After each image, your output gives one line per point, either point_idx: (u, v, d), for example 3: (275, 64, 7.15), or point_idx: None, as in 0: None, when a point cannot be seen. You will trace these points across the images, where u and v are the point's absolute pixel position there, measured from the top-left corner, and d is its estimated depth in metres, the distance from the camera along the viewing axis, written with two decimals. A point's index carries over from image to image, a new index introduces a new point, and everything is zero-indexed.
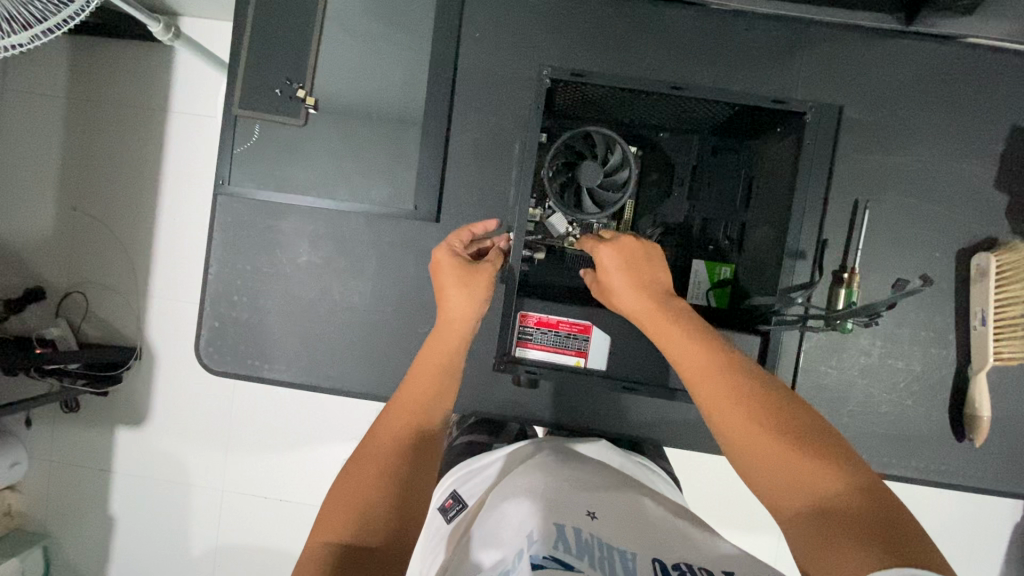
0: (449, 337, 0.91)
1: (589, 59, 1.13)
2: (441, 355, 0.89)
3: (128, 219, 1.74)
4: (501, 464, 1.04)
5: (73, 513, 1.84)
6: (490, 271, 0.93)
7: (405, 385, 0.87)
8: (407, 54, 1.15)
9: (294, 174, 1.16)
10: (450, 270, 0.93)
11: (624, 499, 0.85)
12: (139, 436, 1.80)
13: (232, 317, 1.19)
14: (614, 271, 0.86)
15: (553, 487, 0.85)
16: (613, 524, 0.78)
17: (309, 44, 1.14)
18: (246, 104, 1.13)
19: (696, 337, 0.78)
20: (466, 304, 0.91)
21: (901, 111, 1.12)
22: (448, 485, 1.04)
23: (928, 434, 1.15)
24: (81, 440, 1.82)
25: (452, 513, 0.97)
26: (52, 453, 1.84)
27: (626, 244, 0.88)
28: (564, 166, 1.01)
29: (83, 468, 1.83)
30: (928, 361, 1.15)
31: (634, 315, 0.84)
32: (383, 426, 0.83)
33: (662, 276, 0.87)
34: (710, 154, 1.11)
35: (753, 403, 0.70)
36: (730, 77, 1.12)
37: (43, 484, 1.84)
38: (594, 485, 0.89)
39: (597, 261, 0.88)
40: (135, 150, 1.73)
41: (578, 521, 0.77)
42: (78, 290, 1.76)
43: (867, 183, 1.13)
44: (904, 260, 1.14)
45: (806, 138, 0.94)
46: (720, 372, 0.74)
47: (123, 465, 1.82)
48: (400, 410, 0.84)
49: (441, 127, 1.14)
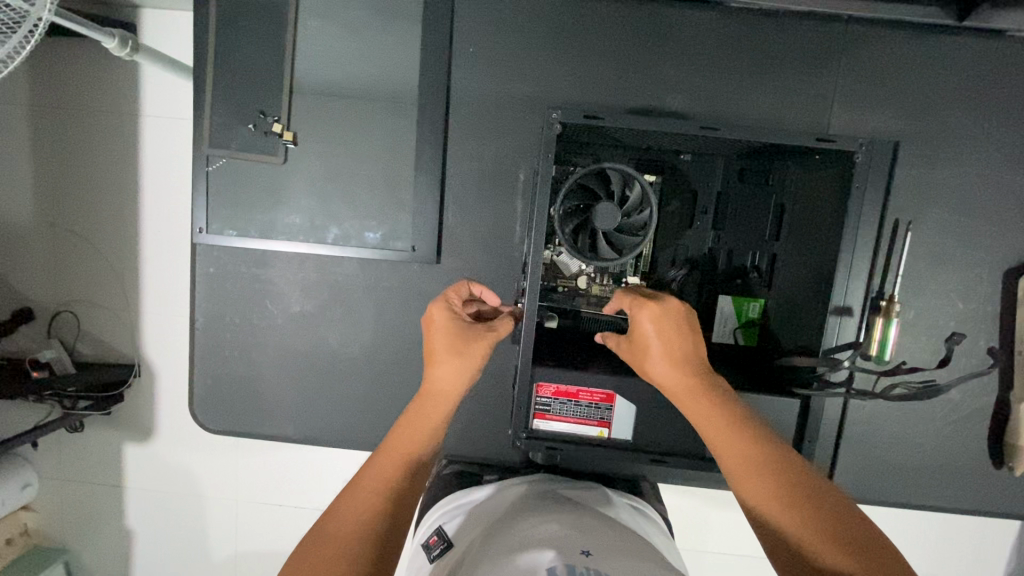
0: (433, 407, 0.77)
1: (595, 77, 1.01)
2: (422, 426, 0.76)
3: (110, 226, 1.31)
4: (493, 499, 0.92)
5: (82, 543, 1.49)
6: (488, 337, 0.79)
7: (376, 459, 0.75)
8: (393, 74, 1.02)
9: (275, 216, 1.06)
10: (441, 332, 0.80)
11: (622, 541, 0.75)
12: (148, 458, 1.41)
13: (226, 373, 1.11)
14: (654, 338, 0.78)
15: (545, 528, 0.75)
16: (610, 564, 0.68)
17: (283, 70, 1.02)
18: (218, 144, 1.03)
19: (736, 427, 0.74)
20: (452, 373, 0.77)
21: (951, 117, 1.00)
22: (434, 521, 0.92)
23: (965, 464, 1.09)
24: (77, 455, 1.43)
25: (435, 551, 0.84)
26: (58, 472, 1.44)
27: (668, 307, 0.80)
28: (576, 207, 0.90)
29: (89, 487, 1.44)
30: (968, 389, 1.07)
31: (667, 392, 0.79)
32: (346, 505, 0.71)
33: (697, 345, 0.81)
34: (737, 179, 0.97)
35: (799, 507, 0.68)
36: (755, 89, 1.00)
37: (50, 508, 1.47)
38: (591, 525, 0.78)
39: (634, 325, 0.80)
40: (102, 142, 1.28)
41: (570, 560, 0.67)
42: (66, 307, 1.35)
43: (911, 199, 1.02)
44: (946, 284, 1.04)
45: (855, 182, 0.84)
46: (763, 470, 0.70)
47: (134, 484, 1.43)
48: (368, 490, 0.72)
49: (436, 157, 1.02)
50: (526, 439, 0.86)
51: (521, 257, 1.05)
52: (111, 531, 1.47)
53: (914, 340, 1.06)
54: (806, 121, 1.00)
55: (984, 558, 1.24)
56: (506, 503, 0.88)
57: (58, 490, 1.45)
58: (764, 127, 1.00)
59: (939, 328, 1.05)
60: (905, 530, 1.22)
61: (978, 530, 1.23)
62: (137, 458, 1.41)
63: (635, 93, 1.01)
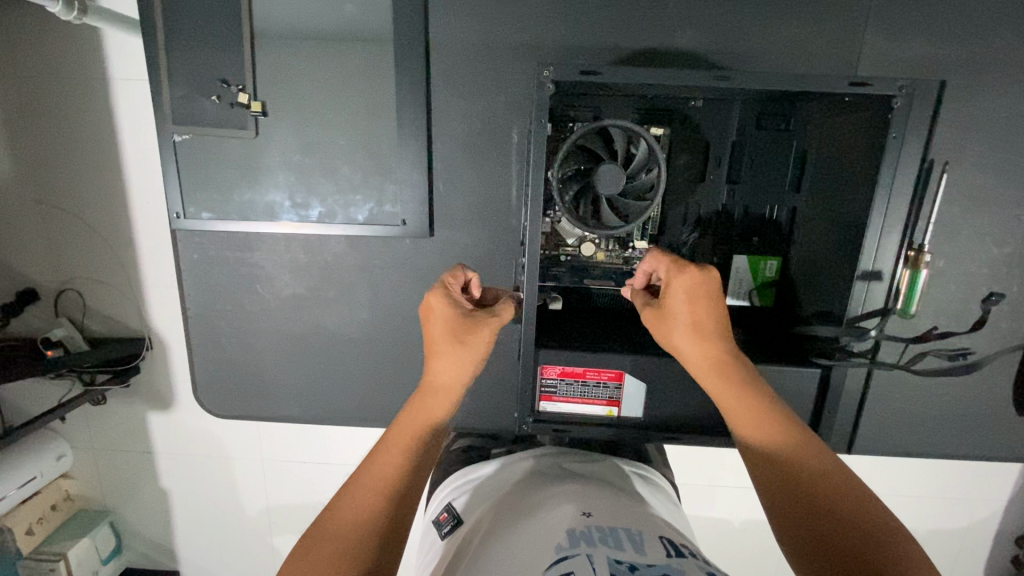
0: (436, 407, 0.78)
1: (591, 15, 0.88)
2: (423, 425, 0.77)
3: (90, 201, 1.24)
4: (500, 472, 0.91)
5: (122, 507, 1.54)
6: (487, 334, 0.78)
7: (381, 456, 0.73)
8: (364, 27, 0.91)
9: (253, 195, 0.98)
10: (440, 325, 0.79)
11: (625, 504, 0.75)
12: (173, 435, 1.43)
13: (226, 360, 1.09)
14: (684, 305, 0.75)
15: (550, 496, 0.76)
16: (612, 520, 0.68)
17: (241, 30, 0.91)
18: (183, 119, 0.95)
19: (754, 391, 0.73)
20: (455, 370, 0.78)
21: (1001, 38, 0.87)
22: (445, 497, 0.93)
23: (988, 413, 1.06)
24: (102, 437, 1.46)
25: (446, 527, 0.84)
26: (88, 449, 1.48)
27: (706, 276, 0.76)
28: (577, 172, 0.82)
29: (120, 464, 1.48)
30: (997, 337, 1.01)
31: (690, 361, 0.75)
32: (350, 499, 0.69)
33: (725, 315, 0.78)
34: (754, 126, 0.87)
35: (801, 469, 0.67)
36: (777, 16, 0.87)
37: (88, 483, 1.51)
38: (593, 489, 0.77)
39: (668, 291, 0.76)
40: (66, 115, 1.19)
41: (570, 522, 0.67)
42: (69, 286, 1.31)
43: (949, 138, 0.91)
44: (981, 229, 0.96)
45: (890, 131, 0.76)
46: (771, 433, 0.71)
47: (161, 456, 1.46)
48: (371, 486, 0.70)
49: (419, 119, 0.93)
50: (533, 423, 0.83)
51: (519, 227, 0.98)
52: (145, 500, 1.52)
53: (943, 290, 0.99)
54: (835, 53, 0.89)
55: (994, 497, 1.24)
56: (510, 476, 0.88)
57: (90, 463, 1.49)
58: (783, 62, 0.89)
59: (969, 275, 0.98)
60: (917, 472, 1.23)
61: (994, 473, 1.22)
62: (162, 425, 1.43)
63: (638, 31, 0.89)
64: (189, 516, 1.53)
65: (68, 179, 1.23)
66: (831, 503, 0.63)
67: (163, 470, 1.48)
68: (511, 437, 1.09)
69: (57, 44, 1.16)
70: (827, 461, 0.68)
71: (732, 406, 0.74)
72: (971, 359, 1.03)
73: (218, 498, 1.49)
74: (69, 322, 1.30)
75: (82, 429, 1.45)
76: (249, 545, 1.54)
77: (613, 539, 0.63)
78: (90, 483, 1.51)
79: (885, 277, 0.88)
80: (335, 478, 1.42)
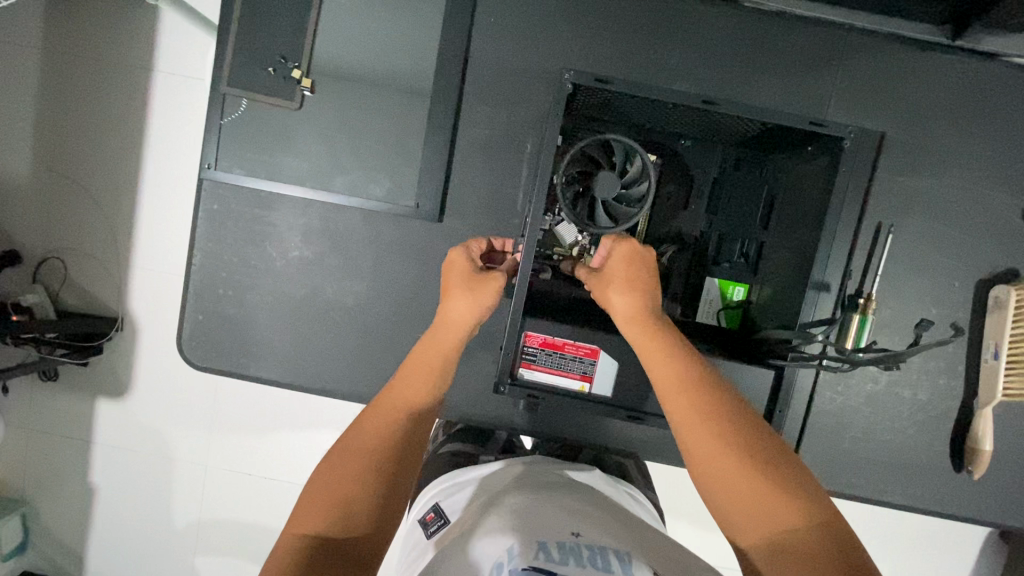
0: (446, 338, 0.81)
1: (608, 59, 1.05)
2: (436, 356, 0.79)
3: (113, 155, 1.29)
4: (489, 478, 0.89)
5: (48, 482, 1.44)
6: (499, 278, 0.82)
7: (393, 382, 0.76)
8: (413, 36, 1.06)
9: (285, 161, 1.08)
10: (459, 274, 0.85)
11: (619, 524, 0.72)
12: (127, 402, 1.38)
13: (218, 313, 1.12)
14: (618, 279, 0.80)
15: (542, 505, 0.73)
16: (602, 539, 0.65)
17: (307, 18, 1.05)
18: (236, 82, 1.05)
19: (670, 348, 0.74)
20: (470, 313, 0.81)
21: (936, 130, 1.06)
22: (431, 498, 0.90)
23: (929, 464, 1.13)
24: (51, 396, 1.40)
25: (432, 527, 0.82)
26: (31, 409, 1.41)
27: (644, 255, 0.82)
28: (578, 176, 0.93)
29: (62, 429, 1.41)
30: (936, 392, 1.11)
31: (626, 316, 0.78)
32: (369, 421, 0.72)
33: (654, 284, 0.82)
34: (733, 167, 1.03)
35: (717, 419, 0.67)
36: (760, 86, 1.05)
37: (19, 448, 1.42)
38: (588, 506, 0.75)
39: (610, 260, 0.82)
40: (115, 73, 1.27)
41: (559, 534, 0.65)
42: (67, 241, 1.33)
43: (895, 205, 1.07)
44: (921, 288, 1.09)
45: (842, 165, 0.89)
46: (686, 386, 0.70)
47: (109, 427, 1.40)
48: (390, 405, 0.74)
49: (448, 115, 1.06)
50: (510, 386, 0.89)
51: (520, 225, 1.08)
52: (77, 475, 1.43)
53: (887, 338, 1.10)
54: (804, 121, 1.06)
55: (939, 567, 1.27)
56: (504, 482, 0.85)
57: (28, 427, 1.41)
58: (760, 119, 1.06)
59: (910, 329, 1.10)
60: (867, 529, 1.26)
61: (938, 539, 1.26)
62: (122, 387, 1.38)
63: (643, 78, 1.05)
64: (119, 496, 1.43)
65: (97, 133, 1.29)
66: (744, 453, 0.65)
67: (106, 441, 1.41)
68: (502, 439, 1.11)
69: (118, 17, 1.25)
70: (735, 412, 0.68)
71: (652, 361, 0.74)
72: (913, 411, 1.12)
73: (156, 478, 1.41)
74: (44, 289, 1.31)
75: (33, 382, 1.39)
76: (177, 537, 1.43)
77: (602, 559, 0.60)
78: (26, 444, 1.42)
79: (832, 289, 1.05)
80: (286, 471, 1.37)
